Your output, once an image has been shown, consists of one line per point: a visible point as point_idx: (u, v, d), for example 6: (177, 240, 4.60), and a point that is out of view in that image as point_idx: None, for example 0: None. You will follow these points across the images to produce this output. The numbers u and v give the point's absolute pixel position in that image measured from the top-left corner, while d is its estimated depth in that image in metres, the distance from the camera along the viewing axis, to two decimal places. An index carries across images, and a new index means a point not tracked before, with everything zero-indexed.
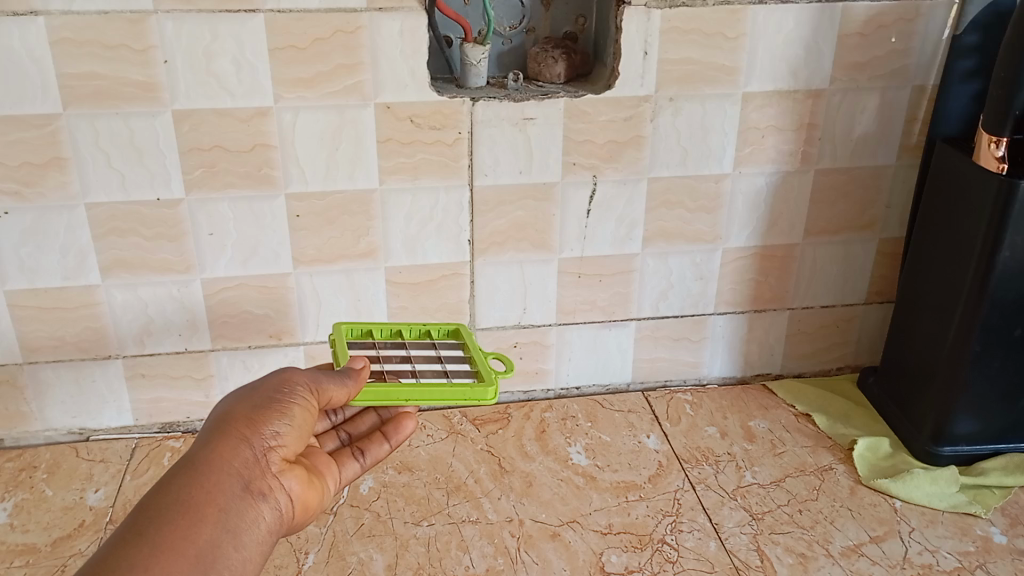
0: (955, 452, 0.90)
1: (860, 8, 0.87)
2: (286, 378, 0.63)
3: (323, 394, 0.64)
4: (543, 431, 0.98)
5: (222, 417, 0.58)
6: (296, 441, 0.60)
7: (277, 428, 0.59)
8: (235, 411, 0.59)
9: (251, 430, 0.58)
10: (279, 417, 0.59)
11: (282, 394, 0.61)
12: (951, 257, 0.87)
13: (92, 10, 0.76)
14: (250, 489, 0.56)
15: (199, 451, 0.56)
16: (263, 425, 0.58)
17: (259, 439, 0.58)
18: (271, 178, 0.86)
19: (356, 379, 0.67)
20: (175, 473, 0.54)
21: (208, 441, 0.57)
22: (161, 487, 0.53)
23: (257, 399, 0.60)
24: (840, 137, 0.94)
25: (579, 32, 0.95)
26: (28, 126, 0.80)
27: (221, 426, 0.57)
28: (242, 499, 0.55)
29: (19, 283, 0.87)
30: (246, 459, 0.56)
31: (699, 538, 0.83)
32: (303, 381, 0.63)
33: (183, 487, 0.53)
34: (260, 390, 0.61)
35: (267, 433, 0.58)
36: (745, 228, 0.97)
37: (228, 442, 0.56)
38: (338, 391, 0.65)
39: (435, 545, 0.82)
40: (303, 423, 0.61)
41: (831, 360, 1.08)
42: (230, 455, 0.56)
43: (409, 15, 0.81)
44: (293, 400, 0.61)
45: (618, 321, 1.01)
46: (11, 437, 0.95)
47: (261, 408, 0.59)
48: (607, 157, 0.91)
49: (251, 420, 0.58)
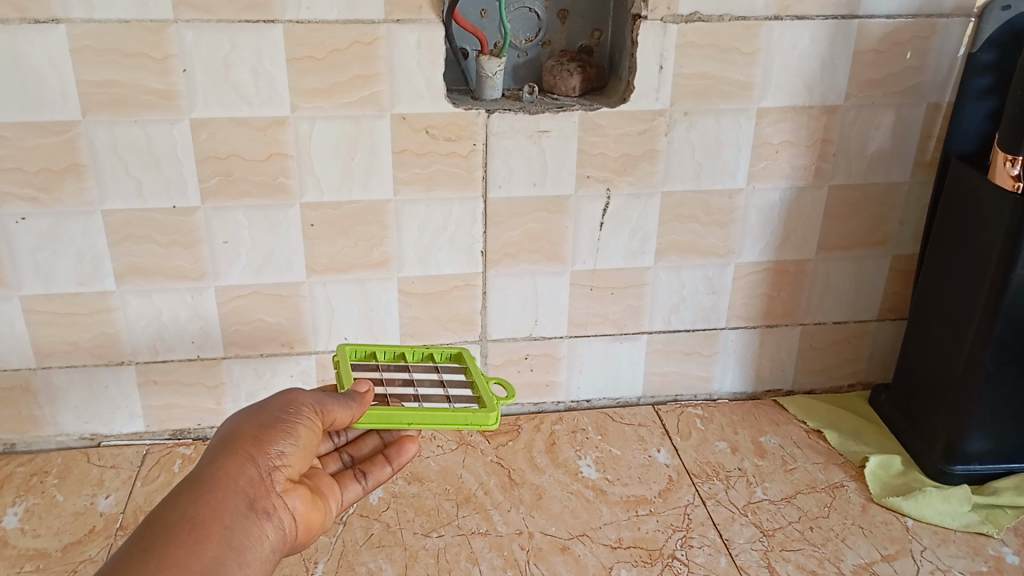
0: (968, 471, 0.90)
1: (876, 25, 0.88)
2: (291, 399, 0.63)
3: (327, 415, 0.64)
4: (553, 443, 0.98)
5: (227, 436, 0.59)
6: (300, 460, 0.60)
7: (282, 447, 0.59)
8: (241, 429, 0.59)
9: (257, 449, 0.58)
10: (284, 437, 0.59)
11: (287, 414, 0.61)
12: (964, 277, 0.87)
13: (113, 18, 0.77)
14: (255, 507, 0.56)
15: (205, 470, 0.56)
16: (268, 445, 0.58)
17: (265, 458, 0.58)
18: (286, 187, 0.86)
19: (360, 402, 0.67)
20: (181, 491, 0.54)
21: (214, 460, 0.57)
22: (166, 505, 0.53)
23: (263, 419, 0.60)
24: (854, 153, 0.94)
25: (595, 45, 0.95)
26: (47, 133, 0.81)
27: (227, 445, 0.58)
28: (248, 517, 0.55)
29: (34, 287, 0.87)
30: (251, 478, 0.57)
31: (709, 553, 0.82)
32: (308, 403, 0.63)
33: (189, 505, 0.53)
34: (266, 410, 0.62)
35: (272, 452, 0.58)
36: (758, 243, 0.97)
37: (233, 460, 0.57)
38: (342, 414, 0.65)
39: (445, 557, 0.82)
40: (307, 443, 0.61)
41: (842, 377, 1.08)
42: (236, 473, 0.56)
43: (426, 27, 0.82)
44: (298, 421, 0.61)
45: (629, 334, 1.01)
46: (23, 442, 0.95)
47: (267, 427, 0.59)
48: (620, 171, 0.91)
49: (257, 439, 0.58)
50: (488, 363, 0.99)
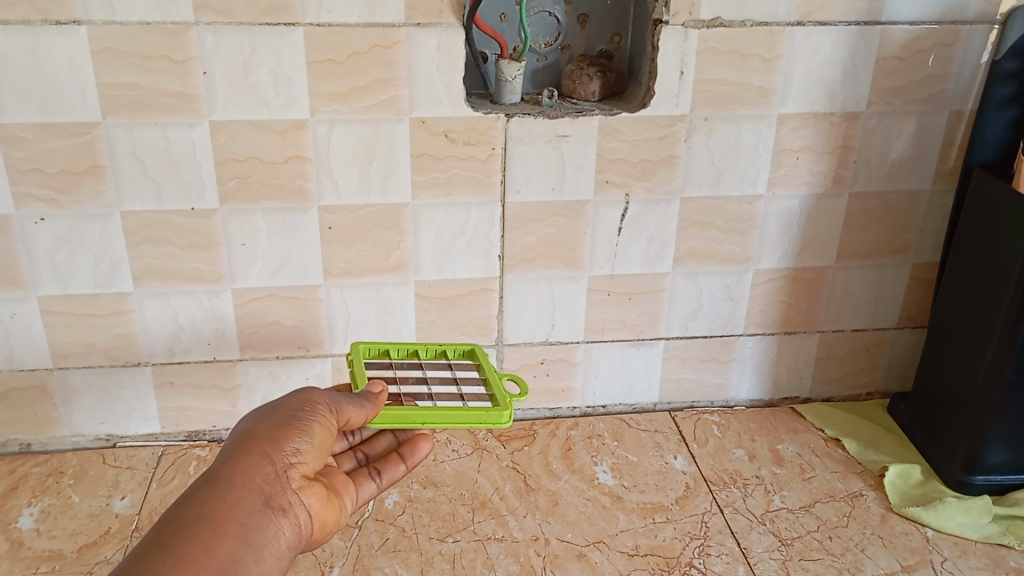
0: (988, 481, 0.89)
1: (899, 32, 0.87)
2: (306, 398, 0.62)
3: (342, 414, 0.64)
4: (568, 449, 0.98)
5: (242, 436, 0.58)
6: (315, 458, 0.60)
7: (297, 446, 0.59)
8: (256, 428, 0.59)
9: (272, 447, 0.57)
10: (300, 435, 0.59)
11: (301, 413, 0.61)
12: (987, 285, 0.86)
13: (134, 20, 0.77)
14: (270, 504, 0.55)
15: (220, 469, 0.56)
16: (283, 443, 0.58)
17: (280, 456, 0.57)
18: (305, 190, 0.86)
19: (374, 402, 0.67)
20: (198, 488, 0.54)
21: (230, 459, 0.57)
22: (183, 503, 0.53)
23: (278, 417, 0.60)
24: (875, 161, 0.93)
25: (614, 50, 0.95)
26: (67, 134, 0.81)
27: (242, 444, 0.57)
28: (264, 514, 0.55)
29: (51, 288, 0.87)
30: (267, 476, 0.56)
31: (727, 562, 0.82)
32: (323, 402, 0.63)
33: (206, 502, 0.53)
34: (281, 409, 0.61)
35: (288, 450, 0.58)
36: (777, 250, 0.97)
37: (249, 457, 0.56)
38: (356, 413, 0.65)
39: (460, 562, 0.81)
40: (322, 441, 0.61)
41: (860, 386, 1.07)
42: (252, 471, 0.56)
43: (446, 31, 0.81)
44: (313, 419, 0.60)
45: (646, 340, 1.00)
46: (39, 442, 0.95)
47: (282, 425, 0.59)
48: (640, 176, 0.91)
49: (272, 437, 0.58)
50: (504, 368, 0.99)
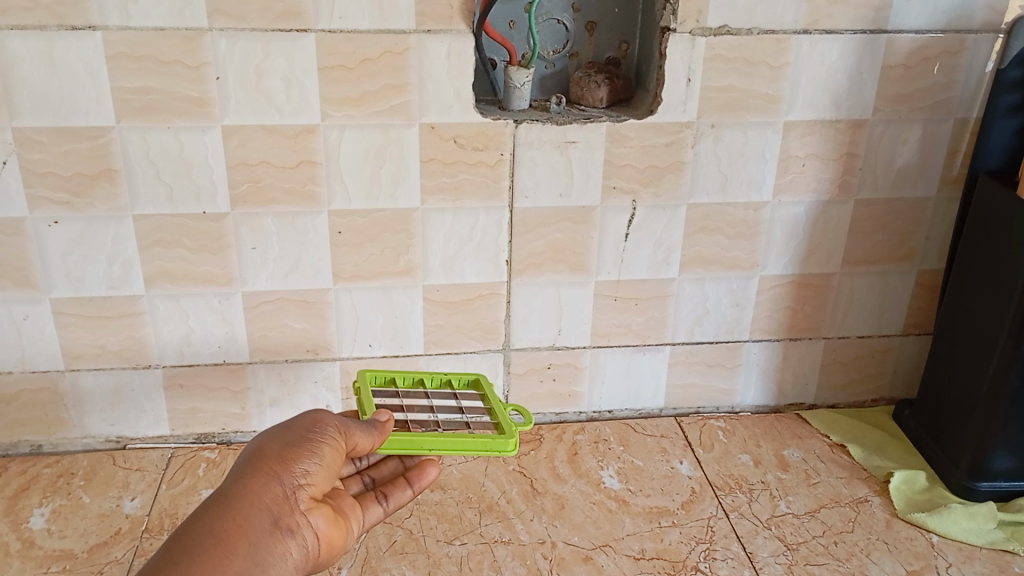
0: (993, 488, 0.89)
1: (905, 40, 0.88)
2: (317, 420, 0.63)
3: (350, 438, 0.64)
4: (575, 453, 0.98)
5: (253, 454, 0.59)
6: (324, 480, 0.60)
7: (306, 467, 0.59)
8: (267, 448, 0.59)
9: (282, 467, 0.58)
10: (309, 456, 0.60)
11: (311, 434, 0.61)
12: (993, 292, 0.86)
13: (149, 26, 0.78)
14: (279, 524, 0.56)
15: (231, 487, 0.57)
16: (293, 463, 0.59)
17: (288, 476, 0.58)
18: (315, 195, 0.87)
19: (381, 429, 0.67)
20: (208, 507, 0.55)
21: (241, 476, 0.57)
22: (193, 520, 0.54)
23: (288, 437, 0.61)
24: (880, 167, 0.94)
25: (622, 57, 0.96)
26: (81, 138, 0.82)
27: (253, 462, 0.58)
28: (272, 534, 0.55)
29: (64, 291, 0.88)
30: (276, 495, 0.57)
31: (732, 566, 0.82)
32: (333, 423, 0.63)
33: (215, 520, 0.54)
34: (291, 429, 0.62)
35: (297, 470, 0.59)
36: (782, 257, 0.97)
37: (259, 477, 0.57)
38: (365, 438, 0.65)
39: (467, 565, 0.82)
40: (331, 463, 0.61)
41: (865, 392, 1.07)
42: (262, 490, 0.56)
43: (456, 37, 0.82)
44: (322, 440, 0.61)
45: (652, 345, 1.01)
46: (49, 443, 0.96)
47: (293, 446, 0.60)
48: (646, 182, 0.91)
49: (282, 457, 0.59)
50: (511, 371, 1.00)
